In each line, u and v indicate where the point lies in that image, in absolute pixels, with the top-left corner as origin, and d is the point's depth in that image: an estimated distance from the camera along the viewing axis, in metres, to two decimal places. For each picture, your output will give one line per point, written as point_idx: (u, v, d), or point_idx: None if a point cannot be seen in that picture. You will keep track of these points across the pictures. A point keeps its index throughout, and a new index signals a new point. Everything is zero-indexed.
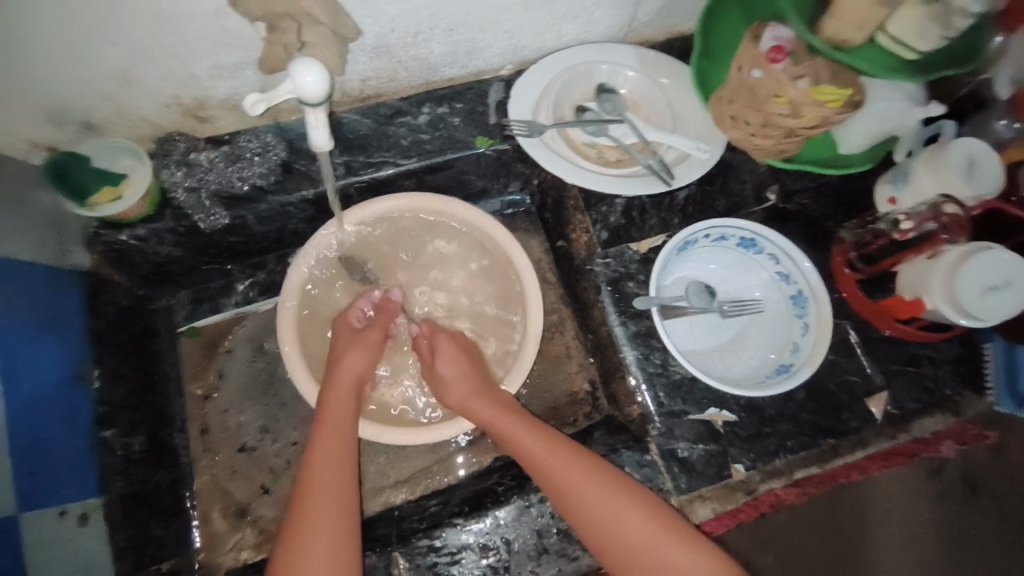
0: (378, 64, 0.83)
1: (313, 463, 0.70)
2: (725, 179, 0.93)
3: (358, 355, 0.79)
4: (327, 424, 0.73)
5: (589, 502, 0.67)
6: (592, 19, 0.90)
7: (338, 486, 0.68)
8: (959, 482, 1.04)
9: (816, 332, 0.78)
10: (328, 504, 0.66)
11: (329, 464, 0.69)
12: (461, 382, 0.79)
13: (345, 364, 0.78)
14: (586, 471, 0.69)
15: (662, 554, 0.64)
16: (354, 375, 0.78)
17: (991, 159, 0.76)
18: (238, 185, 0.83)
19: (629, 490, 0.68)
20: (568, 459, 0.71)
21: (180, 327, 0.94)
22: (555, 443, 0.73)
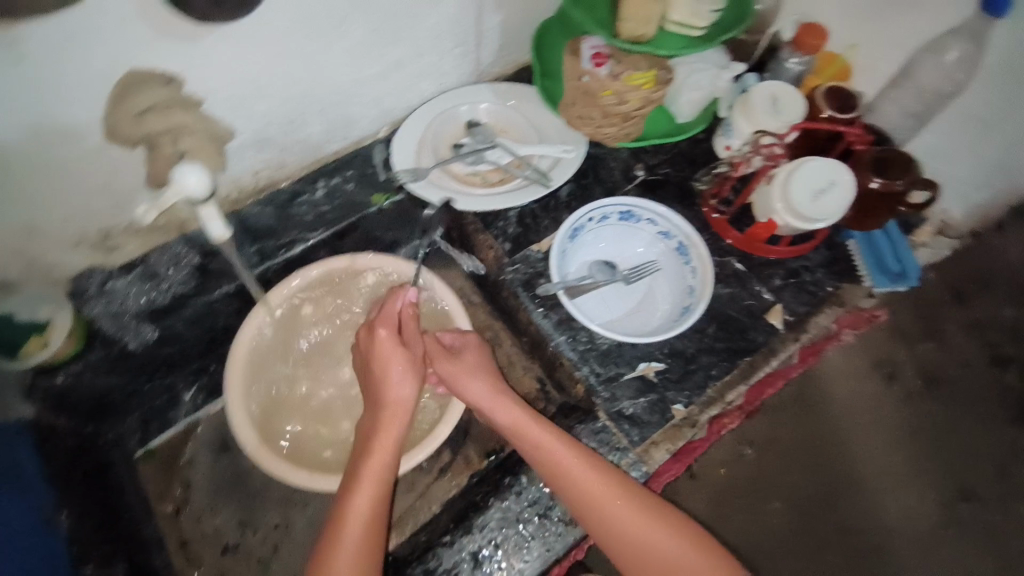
0: (265, 156, 0.90)
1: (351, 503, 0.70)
2: (596, 170, 1.05)
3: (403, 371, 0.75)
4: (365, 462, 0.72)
5: (594, 500, 0.73)
6: (444, 71, 1.02)
7: (366, 524, 0.69)
8: (917, 382, 1.22)
9: (702, 272, 0.89)
10: (357, 544, 0.68)
11: (366, 502, 0.70)
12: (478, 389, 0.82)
13: (398, 386, 0.75)
14: (593, 470, 0.75)
15: (663, 548, 0.71)
16: (407, 399, 0.75)
17: (789, 90, 0.89)
18: (158, 299, 0.88)
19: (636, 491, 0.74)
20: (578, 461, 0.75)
21: (137, 453, 0.95)
22: (564, 443, 0.77)
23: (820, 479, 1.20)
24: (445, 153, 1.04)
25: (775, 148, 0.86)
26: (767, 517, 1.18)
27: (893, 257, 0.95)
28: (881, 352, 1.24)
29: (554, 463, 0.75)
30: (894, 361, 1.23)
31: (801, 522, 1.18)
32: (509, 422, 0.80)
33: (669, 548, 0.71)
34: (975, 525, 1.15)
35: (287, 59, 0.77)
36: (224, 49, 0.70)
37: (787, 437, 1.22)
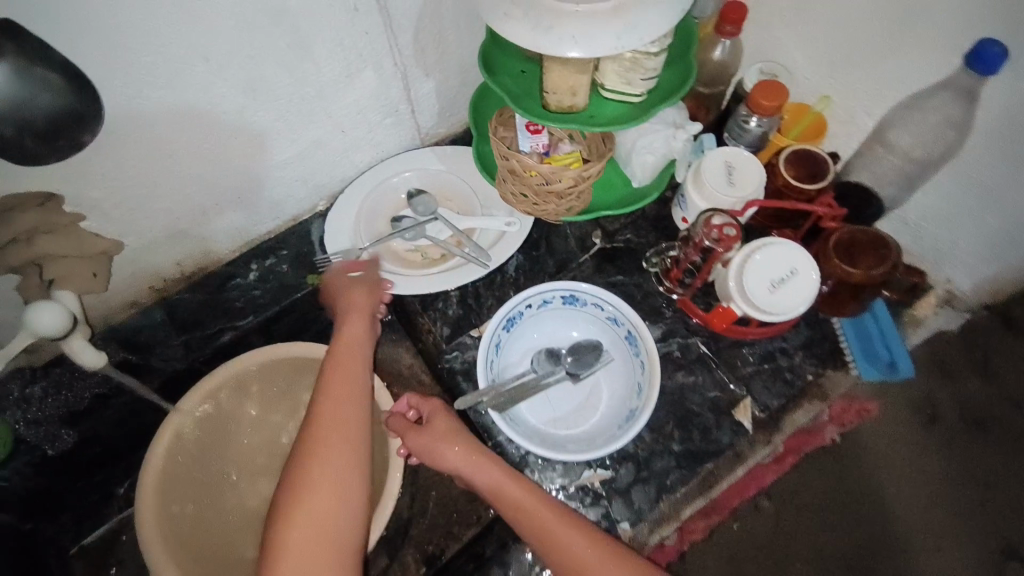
0: (184, 247, 0.88)
1: (308, 463, 0.70)
2: (548, 239, 0.97)
3: (359, 346, 0.83)
4: (327, 417, 0.74)
5: (577, 564, 0.68)
6: (378, 140, 0.97)
7: (334, 492, 0.69)
8: (960, 422, 1.04)
9: (649, 368, 0.77)
10: (315, 515, 0.67)
11: (331, 463, 0.70)
12: (438, 434, 0.78)
13: (346, 330, 0.85)
14: (576, 537, 0.69)
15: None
16: (363, 360, 0.82)
17: (747, 158, 0.78)
18: (78, 400, 0.85)
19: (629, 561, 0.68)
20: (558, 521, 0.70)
21: (71, 550, 0.92)
22: (544, 501, 0.72)
23: (857, 541, 1.00)
24: (384, 228, 0.99)
25: (726, 231, 0.74)
26: None
27: (883, 344, 0.83)
28: (919, 393, 1.05)
29: (533, 519, 0.70)
30: (936, 402, 1.04)
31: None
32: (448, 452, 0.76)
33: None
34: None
35: (177, 160, 0.75)
36: (99, 159, 0.69)
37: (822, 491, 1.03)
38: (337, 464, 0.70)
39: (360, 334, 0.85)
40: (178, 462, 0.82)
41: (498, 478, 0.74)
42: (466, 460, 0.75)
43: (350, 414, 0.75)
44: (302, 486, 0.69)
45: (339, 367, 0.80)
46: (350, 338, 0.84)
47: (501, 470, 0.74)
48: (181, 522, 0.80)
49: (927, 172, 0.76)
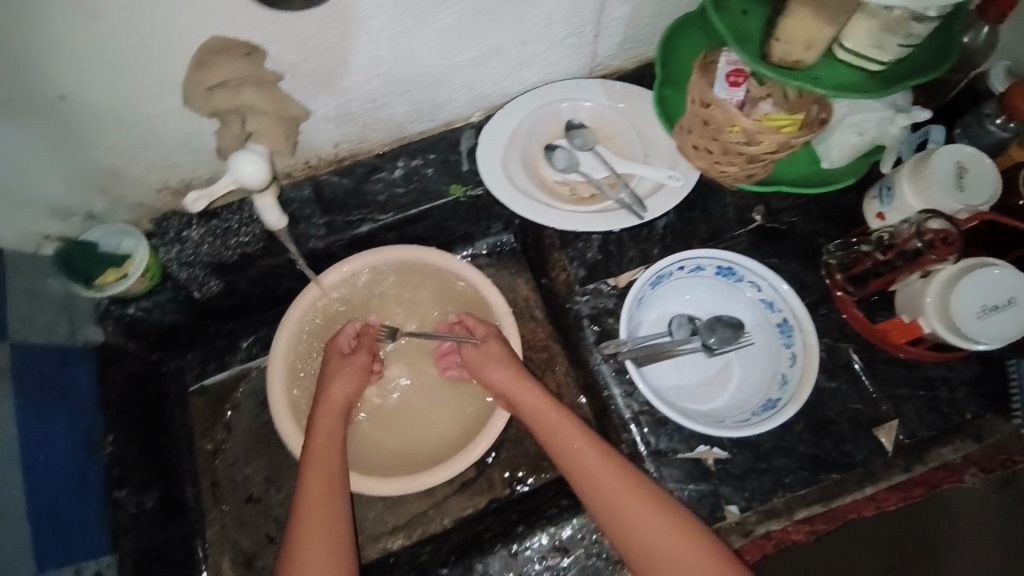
0: (345, 129, 0.86)
1: (306, 505, 0.71)
2: (706, 203, 0.90)
3: (348, 384, 0.81)
4: (322, 457, 0.75)
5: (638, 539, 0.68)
6: (551, 61, 0.89)
7: (331, 528, 0.70)
8: None
9: (804, 362, 0.74)
10: (320, 543, 0.69)
11: (320, 526, 0.70)
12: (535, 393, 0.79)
13: (335, 388, 0.81)
14: (643, 509, 0.68)
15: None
16: (342, 400, 0.81)
17: (985, 163, 0.71)
18: (227, 254, 0.88)
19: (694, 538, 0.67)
20: (625, 495, 0.69)
21: (192, 388, 0.99)
22: (581, 431, 0.75)
23: None
24: (535, 153, 0.94)
25: (946, 236, 0.68)
26: None
27: None
28: None
29: (602, 490, 0.70)
30: None
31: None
32: (535, 405, 0.78)
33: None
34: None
35: (370, 38, 0.71)
36: (305, 26, 0.65)
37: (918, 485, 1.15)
38: (329, 510, 0.71)
39: (351, 372, 0.82)
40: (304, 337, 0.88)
41: (579, 448, 0.74)
42: (547, 425, 0.77)
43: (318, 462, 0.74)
44: (304, 526, 0.69)
45: (324, 404, 0.80)
46: (335, 387, 0.81)
47: (580, 432, 0.75)
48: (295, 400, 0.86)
49: None
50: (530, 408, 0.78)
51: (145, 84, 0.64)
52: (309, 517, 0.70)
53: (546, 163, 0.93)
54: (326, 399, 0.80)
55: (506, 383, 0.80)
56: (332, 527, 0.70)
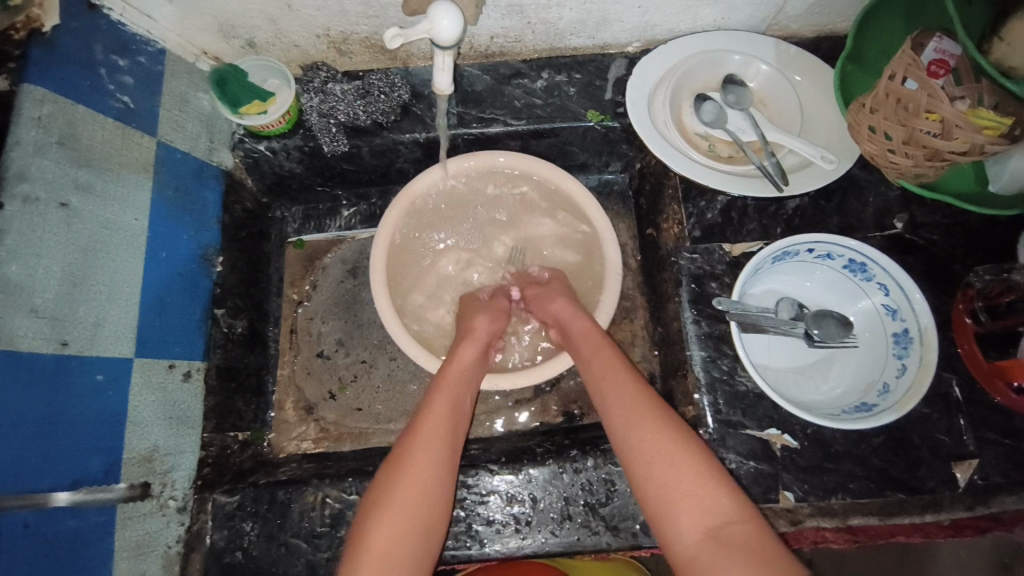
0: (508, 22, 0.85)
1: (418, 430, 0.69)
2: (845, 197, 0.85)
3: (490, 319, 0.82)
4: (454, 382, 0.75)
5: (648, 479, 0.63)
6: (733, 6, 0.85)
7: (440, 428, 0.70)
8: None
9: (913, 378, 0.70)
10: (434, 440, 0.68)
11: (433, 433, 0.69)
12: (582, 326, 0.79)
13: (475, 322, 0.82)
14: (687, 467, 0.62)
15: (729, 553, 0.55)
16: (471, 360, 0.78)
17: None
18: (362, 118, 0.90)
19: (723, 479, 0.61)
20: (656, 430, 0.65)
21: (290, 238, 1.04)
22: (627, 371, 0.73)
23: None
24: (685, 99, 0.89)
25: None
26: None
27: None
28: None
29: (651, 451, 0.64)
30: None
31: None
32: (587, 341, 0.77)
33: (737, 555, 0.55)
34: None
35: None
36: None
37: None
38: (442, 441, 0.69)
39: (494, 310, 0.84)
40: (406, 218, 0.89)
41: (629, 397, 0.70)
42: (595, 358, 0.75)
43: (446, 402, 0.73)
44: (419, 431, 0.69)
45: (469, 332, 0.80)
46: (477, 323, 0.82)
47: (624, 367, 0.74)
48: (393, 270, 0.90)
49: None
50: (580, 341, 0.78)
51: None
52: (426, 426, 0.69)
53: (693, 112, 0.88)
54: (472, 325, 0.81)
55: (563, 314, 0.81)
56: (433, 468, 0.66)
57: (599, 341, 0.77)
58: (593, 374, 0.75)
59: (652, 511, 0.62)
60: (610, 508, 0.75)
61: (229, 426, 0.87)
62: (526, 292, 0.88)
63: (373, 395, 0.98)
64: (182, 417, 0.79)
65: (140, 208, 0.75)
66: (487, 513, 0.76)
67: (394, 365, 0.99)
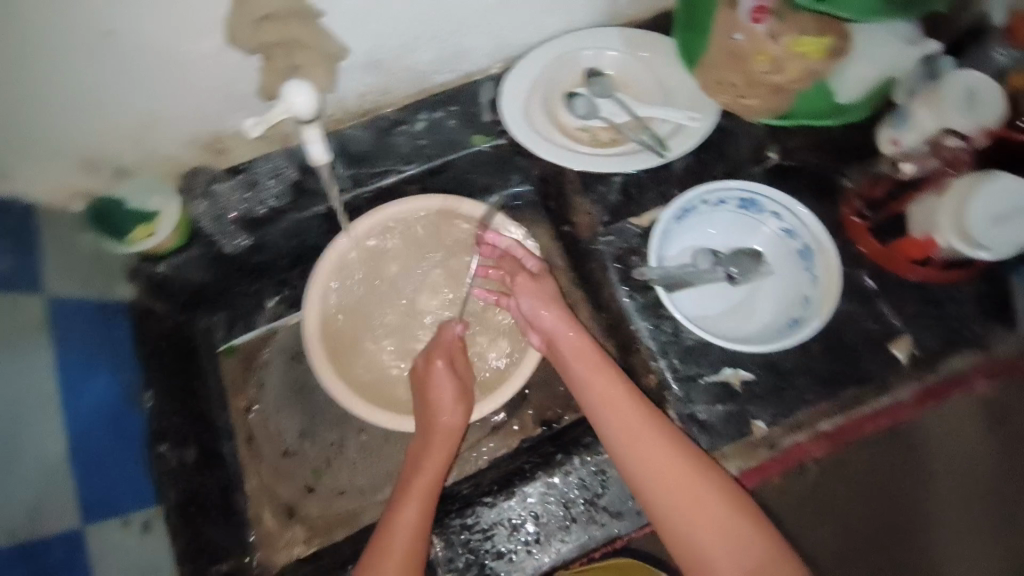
0: (371, 79, 0.88)
1: (403, 506, 0.73)
2: (721, 146, 0.92)
3: (450, 382, 0.82)
4: (427, 483, 0.75)
5: (675, 518, 0.66)
6: (572, 9, 0.92)
7: (411, 534, 0.70)
8: None
9: (825, 283, 0.77)
10: (406, 540, 0.69)
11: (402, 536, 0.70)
12: (574, 346, 0.79)
13: (439, 388, 0.81)
14: (707, 505, 0.66)
15: None
16: (456, 425, 0.80)
17: (991, 88, 0.73)
18: (257, 209, 0.91)
19: (740, 509, 0.66)
20: (674, 467, 0.68)
21: (219, 347, 1.01)
22: (630, 397, 0.74)
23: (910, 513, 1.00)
24: (557, 102, 0.95)
25: (959, 153, 0.74)
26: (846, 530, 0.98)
27: None
28: None
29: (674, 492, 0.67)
30: None
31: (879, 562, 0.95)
32: (584, 361, 0.78)
33: None
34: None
35: None
36: None
37: None
38: (412, 539, 0.70)
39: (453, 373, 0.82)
40: (329, 287, 0.90)
41: (642, 432, 0.70)
42: (594, 387, 0.75)
43: (424, 488, 0.75)
44: (391, 536, 0.70)
45: (431, 412, 0.81)
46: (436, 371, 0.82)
47: (626, 394, 0.74)
48: (337, 342, 0.90)
49: None
50: (577, 368, 0.78)
51: (187, 22, 0.66)
52: (399, 528, 0.70)
53: (566, 110, 0.94)
54: (433, 394, 0.81)
55: (552, 331, 0.81)
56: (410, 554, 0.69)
57: (596, 366, 0.77)
58: (596, 405, 0.74)
59: (678, 546, 0.66)
60: (605, 500, 0.76)
61: (209, 560, 0.82)
62: (518, 283, 0.84)
63: (353, 471, 0.96)
64: (154, 568, 0.75)
65: (45, 374, 0.71)
66: (496, 546, 0.75)
67: (365, 437, 0.97)
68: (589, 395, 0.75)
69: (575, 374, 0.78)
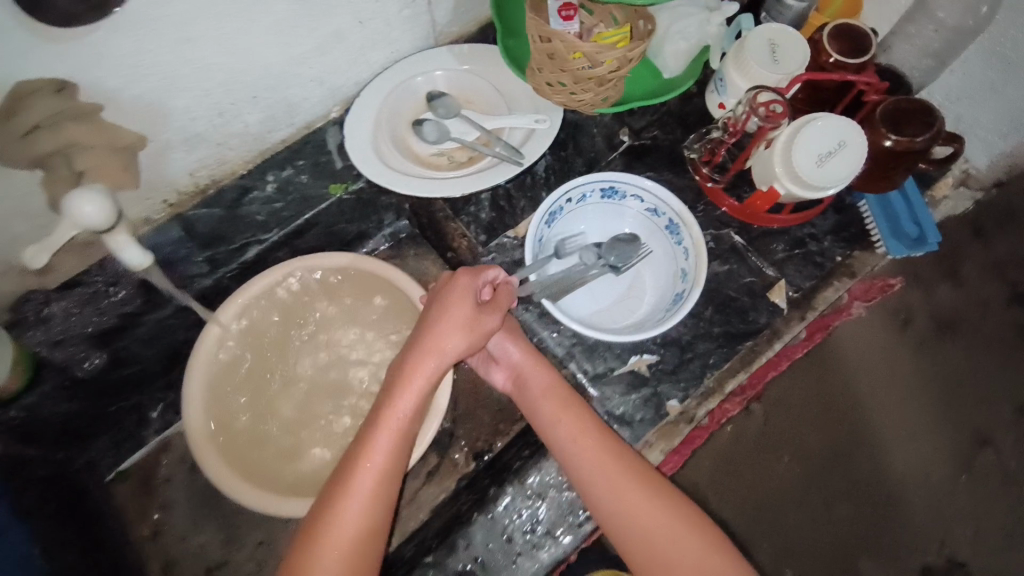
0: (200, 153, 0.81)
1: (362, 471, 0.65)
2: (576, 140, 0.94)
3: (460, 337, 0.70)
4: (398, 452, 0.66)
5: (642, 550, 0.67)
6: (394, 37, 0.90)
7: (369, 505, 0.64)
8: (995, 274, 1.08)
9: (694, 252, 0.79)
10: (360, 515, 0.63)
11: (358, 515, 0.63)
12: (539, 382, 0.76)
13: (446, 338, 0.69)
14: (673, 533, 0.67)
15: None
16: (449, 359, 0.70)
17: (790, 36, 0.78)
18: (107, 319, 0.81)
19: (704, 532, 0.67)
20: (638, 500, 0.68)
21: (110, 476, 0.91)
22: (595, 428, 0.72)
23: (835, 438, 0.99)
24: (405, 133, 0.93)
25: (774, 106, 0.74)
26: (774, 479, 0.97)
27: (910, 221, 0.87)
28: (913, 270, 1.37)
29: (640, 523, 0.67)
30: None
31: (815, 480, 0.98)
32: (548, 395, 0.75)
33: None
34: (990, 476, 0.99)
35: (195, 45, 0.67)
36: (119, 45, 0.62)
37: (799, 394, 1.00)
38: (371, 517, 0.63)
39: (470, 330, 0.70)
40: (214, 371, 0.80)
41: (608, 466, 0.70)
42: (558, 425, 0.73)
43: (389, 457, 0.66)
44: (343, 514, 0.63)
45: (426, 355, 0.69)
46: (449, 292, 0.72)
47: (592, 426, 0.73)
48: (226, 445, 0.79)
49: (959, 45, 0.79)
50: (541, 406, 0.75)
51: None
52: (355, 507, 0.63)
53: (418, 138, 0.93)
54: (433, 336, 0.70)
55: (518, 367, 0.77)
56: (373, 533, 0.63)
57: (560, 399, 0.74)
58: (563, 443, 0.72)
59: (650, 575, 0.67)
60: (544, 523, 0.77)
61: None
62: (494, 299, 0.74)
63: None
64: None
65: None
66: None
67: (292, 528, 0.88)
68: (557, 435, 0.73)
69: (540, 413, 0.75)
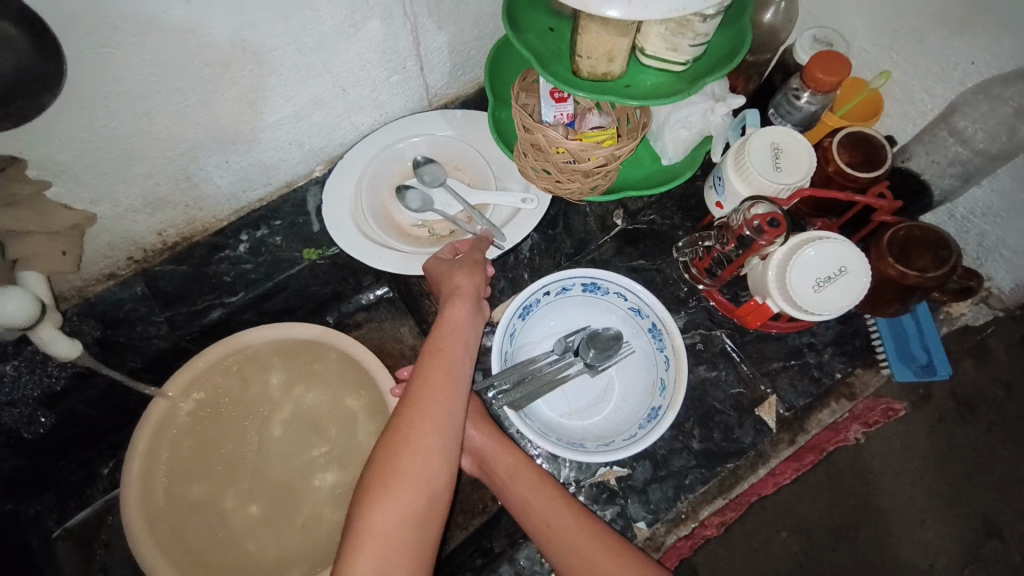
0: (164, 215, 0.79)
1: (422, 438, 0.60)
2: (565, 219, 0.88)
3: (467, 302, 0.70)
4: (442, 417, 0.61)
5: None
6: (381, 101, 0.85)
7: (424, 481, 0.59)
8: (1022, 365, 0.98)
9: (675, 364, 0.73)
10: (413, 499, 0.58)
11: (416, 494, 0.58)
12: (502, 463, 0.71)
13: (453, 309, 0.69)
14: None
15: None
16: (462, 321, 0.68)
17: (796, 139, 0.71)
18: (55, 381, 0.78)
19: None
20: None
21: (54, 532, 0.86)
22: (567, 505, 0.67)
23: (844, 526, 0.91)
24: (386, 200, 0.89)
25: (769, 220, 0.66)
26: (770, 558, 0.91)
27: (918, 343, 0.79)
28: None
29: None
30: None
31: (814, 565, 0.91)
32: (511, 472, 0.70)
33: None
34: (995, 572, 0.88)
35: (154, 119, 0.65)
36: (72, 117, 0.60)
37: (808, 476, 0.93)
38: (426, 494, 0.59)
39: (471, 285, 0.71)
40: (149, 482, 0.75)
41: (584, 543, 0.64)
42: (523, 505, 0.68)
43: (439, 428, 0.61)
44: (399, 496, 0.57)
45: (449, 324, 0.68)
46: (453, 311, 0.69)
47: (561, 501, 0.67)
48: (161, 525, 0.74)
49: (987, 165, 0.72)
50: (509, 483, 0.70)
51: None
52: (407, 492, 0.58)
53: (398, 207, 0.88)
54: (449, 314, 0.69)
55: (479, 448, 0.72)
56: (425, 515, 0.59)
57: (524, 473, 0.70)
58: (534, 519, 0.67)
59: None
60: None
61: None
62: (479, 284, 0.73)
63: None
64: None
65: None
66: None
67: None
68: (526, 516, 0.68)
69: (507, 497, 0.70)
